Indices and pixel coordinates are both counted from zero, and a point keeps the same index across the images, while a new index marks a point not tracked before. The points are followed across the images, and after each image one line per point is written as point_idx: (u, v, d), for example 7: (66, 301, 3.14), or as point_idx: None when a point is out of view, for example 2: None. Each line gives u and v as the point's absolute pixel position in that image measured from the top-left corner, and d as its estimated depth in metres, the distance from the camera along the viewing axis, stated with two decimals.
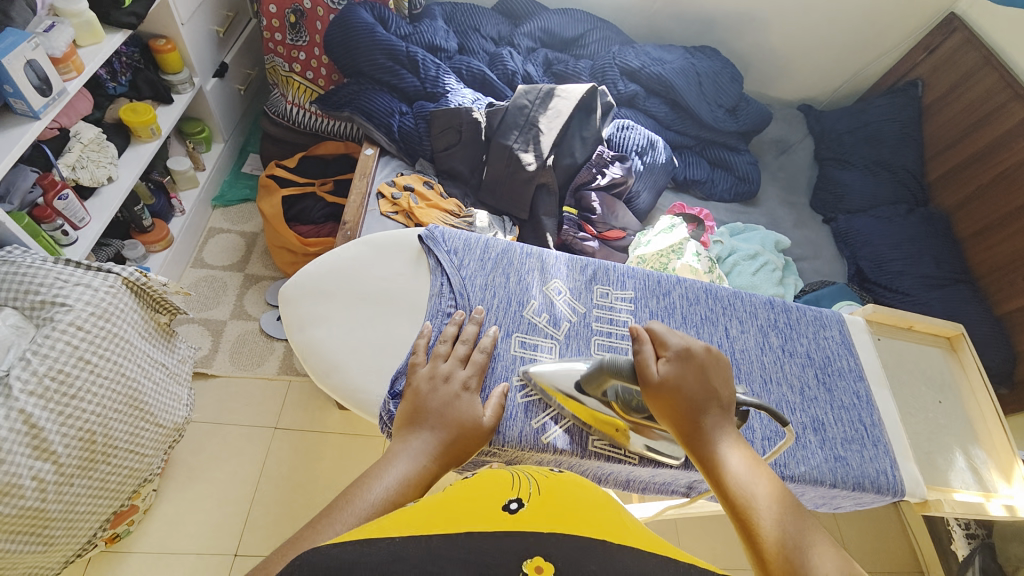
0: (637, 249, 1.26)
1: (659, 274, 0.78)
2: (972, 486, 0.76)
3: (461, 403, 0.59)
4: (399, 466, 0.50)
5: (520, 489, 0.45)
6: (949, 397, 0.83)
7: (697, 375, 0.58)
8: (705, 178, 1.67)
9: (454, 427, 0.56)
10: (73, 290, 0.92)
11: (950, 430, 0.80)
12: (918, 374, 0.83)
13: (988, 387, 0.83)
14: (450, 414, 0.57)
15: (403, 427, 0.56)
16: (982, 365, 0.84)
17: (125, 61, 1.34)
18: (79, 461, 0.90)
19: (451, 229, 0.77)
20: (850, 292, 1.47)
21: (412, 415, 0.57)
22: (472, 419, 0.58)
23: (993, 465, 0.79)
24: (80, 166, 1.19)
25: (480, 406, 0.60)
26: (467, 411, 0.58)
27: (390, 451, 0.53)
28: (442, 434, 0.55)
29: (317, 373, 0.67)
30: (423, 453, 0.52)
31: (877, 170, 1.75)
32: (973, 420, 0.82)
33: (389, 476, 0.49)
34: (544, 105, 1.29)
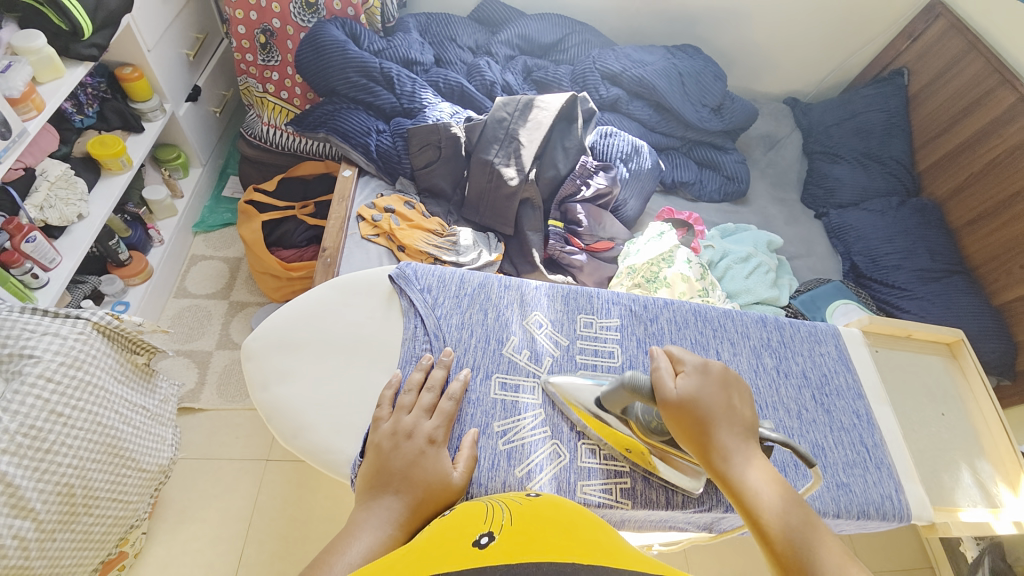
0: (627, 259, 1.23)
1: (645, 298, 0.75)
2: (980, 503, 0.74)
3: (425, 461, 0.56)
4: (362, 538, 0.47)
5: (494, 529, 0.43)
6: (951, 409, 0.81)
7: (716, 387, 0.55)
8: (694, 180, 1.64)
9: (418, 490, 0.53)
10: (40, 340, 0.89)
11: (953, 443, 0.78)
12: (918, 386, 0.81)
13: (992, 395, 0.81)
14: (415, 476, 0.54)
15: (365, 492, 0.54)
16: (983, 372, 0.81)
17: (91, 92, 1.31)
18: (59, 516, 0.87)
19: (425, 265, 0.74)
20: (846, 291, 1.44)
21: (375, 478, 0.54)
22: (440, 478, 0.55)
23: (998, 475, 0.77)
24: (48, 206, 1.16)
25: (448, 462, 0.57)
26: (433, 470, 0.55)
27: (351, 523, 0.50)
28: (407, 498, 0.52)
29: (284, 434, 0.64)
30: (388, 522, 0.50)
31: (867, 162, 1.72)
32: (976, 431, 0.80)
33: (352, 552, 0.45)
34: (523, 117, 1.25)
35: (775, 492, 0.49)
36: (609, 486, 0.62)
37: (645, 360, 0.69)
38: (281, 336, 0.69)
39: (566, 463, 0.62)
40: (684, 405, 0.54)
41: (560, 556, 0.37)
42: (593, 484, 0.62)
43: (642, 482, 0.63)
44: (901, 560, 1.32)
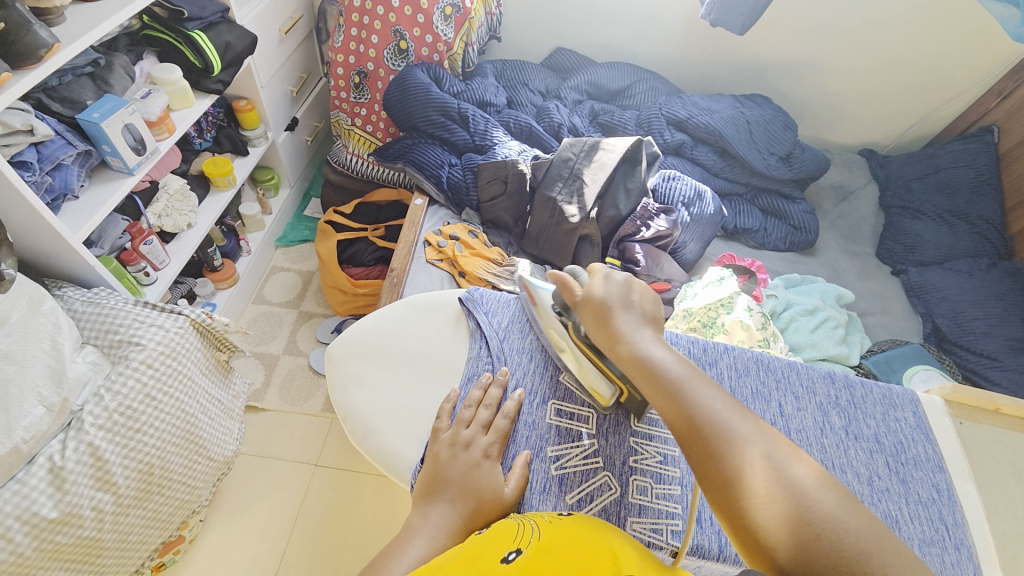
0: (684, 301, 1.23)
1: (704, 341, 0.75)
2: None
3: (480, 473, 0.58)
4: (416, 544, 0.50)
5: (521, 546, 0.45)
6: None
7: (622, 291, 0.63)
8: (758, 227, 1.62)
9: (470, 501, 0.55)
10: (147, 330, 1.01)
11: None
12: (1005, 464, 0.73)
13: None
14: (469, 485, 0.56)
15: (422, 497, 0.57)
16: None
17: (211, 120, 1.49)
18: (136, 492, 0.96)
19: (492, 291, 0.78)
20: (926, 355, 1.34)
21: (431, 484, 0.57)
22: (492, 491, 0.57)
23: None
24: (165, 215, 1.33)
25: (501, 478, 0.59)
26: (486, 482, 0.57)
27: (407, 525, 0.53)
28: (460, 507, 0.55)
29: (354, 435, 0.68)
30: (440, 530, 0.52)
31: (952, 220, 1.62)
32: None
33: (406, 555, 0.49)
34: (588, 158, 1.30)
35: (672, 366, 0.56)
36: (659, 526, 0.59)
37: None
38: (359, 345, 0.75)
39: (617, 496, 0.61)
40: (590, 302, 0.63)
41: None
42: (644, 522, 0.60)
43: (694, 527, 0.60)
44: None
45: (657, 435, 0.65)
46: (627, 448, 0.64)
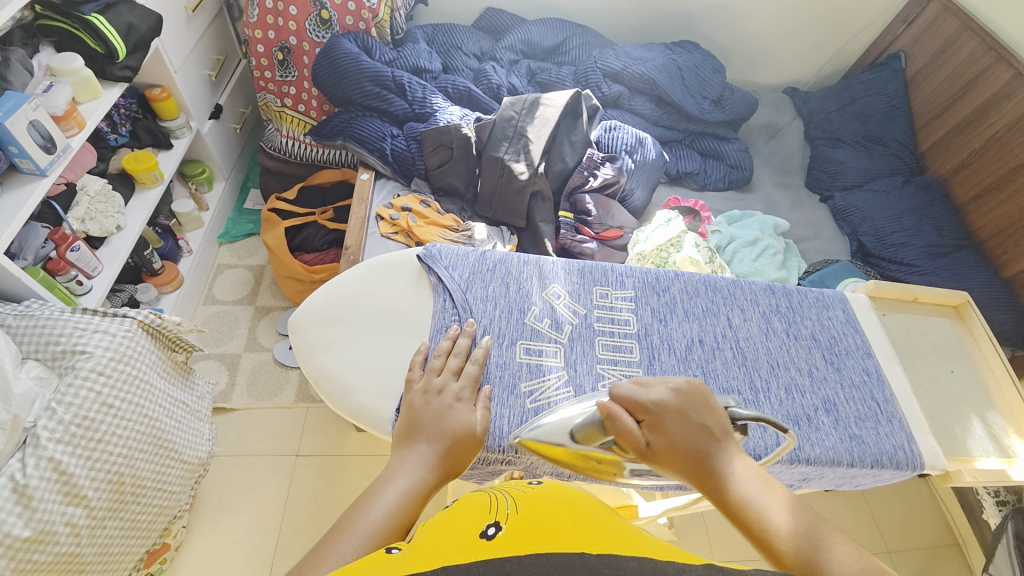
0: (637, 246, 1.29)
1: (655, 270, 0.75)
2: (993, 453, 0.73)
3: (454, 413, 0.58)
4: (397, 480, 0.51)
5: (500, 518, 0.45)
6: (962, 366, 0.80)
7: (683, 416, 0.55)
8: (698, 170, 1.70)
9: (446, 439, 0.55)
10: (92, 337, 0.95)
11: (963, 398, 0.77)
12: (926, 345, 0.80)
13: (1002, 353, 0.79)
14: (443, 425, 0.56)
15: (399, 442, 0.56)
16: (990, 330, 0.80)
17: (124, 113, 1.38)
18: (110, 503, 0.92)
19: (450, 245, 0.76)
20: (856, 270, 1.46)
21: (407, 430, 0.56)
22: (465, 428, 0.57)
23: (1014, 429, 0.75)
24: (89, 218, 1.22)
25: (471, 412, 0.59)
26: (459, 420, 0.57)
27: (387, 467, 0.53)
28: (436, 445, 0.55)
29: (330, 397, 0.67)
30: (420, 465, 0.53)
31: (869, 144, 1.76)
32: (987, 387, 0.79)
33: (388, 492, 0.50)
34: (530, 115, 1.31)
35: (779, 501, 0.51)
36: None
37: (659, 327, 0.69)
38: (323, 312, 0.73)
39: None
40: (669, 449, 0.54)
41: (563, 545, 0.39)
42: None
43: None
44: (927, 538, 1.43)
45: (622, 360, 0.66)
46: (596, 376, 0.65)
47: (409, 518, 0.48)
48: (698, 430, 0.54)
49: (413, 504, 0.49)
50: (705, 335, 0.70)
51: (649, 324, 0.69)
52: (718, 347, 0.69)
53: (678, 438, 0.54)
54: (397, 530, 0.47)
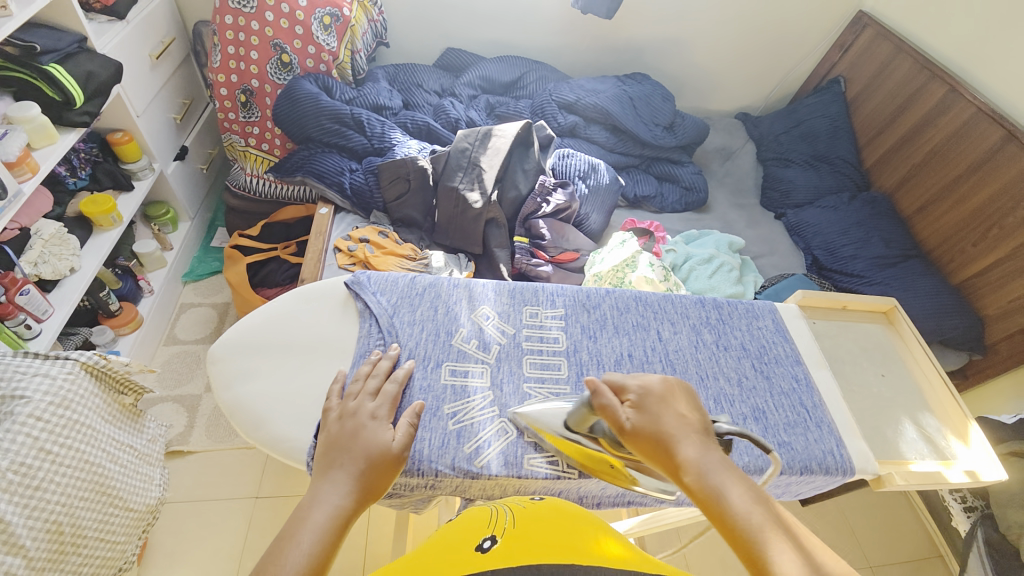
0: (593, 267, 1.32)
1: (587, 288, 0.77)
2: (929, 456, 0.73)
3: (368, 434, 0.55)
4: (321, 508, 0.47)
5: (496, 531, 0.50)
6: (893, 369, 0.81)
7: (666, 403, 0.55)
8: (655, 193, 1.77)
9: (363, 460, 0.52)
10: (31, 381, 0.92)
11: (897, 401, 0.78)
12: (856, 350, 0.82)
13: (931, 355, 0.81)
14: (359, 448, 0.53)
15: (319, 470, 0.52)
16: (919, 333, 0.82)
17: (83, 157, 1.39)
18: (48, 554, 0.88)
19: (379, 271, 0.73)
20: (810, 283, 1.50)
21: (328, 454, 0.53)
22: (382, 449, 0.54)
23: (948, 430, 0.76)
24: (42, 261, 1.20)
25: (388, 433, 0.56)
26: (373, 441, 0.54)
27: (304, 500, 0.48)
28: (353, 470, 0.51)
29: (244, 428, 0.62)
30: (340, 491, 0.49)
31: (817, 163, 1.84)
32: (922, 388, 0.80)
33: (315, 523, 0.46)
34: (483, 146, 1.35)
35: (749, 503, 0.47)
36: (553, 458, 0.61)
37: (587, 343, 0.70)
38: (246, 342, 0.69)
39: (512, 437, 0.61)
40: (643, 431, 0.54)
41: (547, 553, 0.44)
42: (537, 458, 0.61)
43: None
44: (910, 550, 1.42)
45: (549, 377, 0.66)
46: (521, 394, 0.64)
47: (331, 555, 0.44)
48: (679, 421, 0.54)
49: (343, 528, 0.46)
50: (635, 350, 0.71)
51: (578, 340, 0.70)
52: (647, 361, 0.70)
53: (661, 419, 0.54)
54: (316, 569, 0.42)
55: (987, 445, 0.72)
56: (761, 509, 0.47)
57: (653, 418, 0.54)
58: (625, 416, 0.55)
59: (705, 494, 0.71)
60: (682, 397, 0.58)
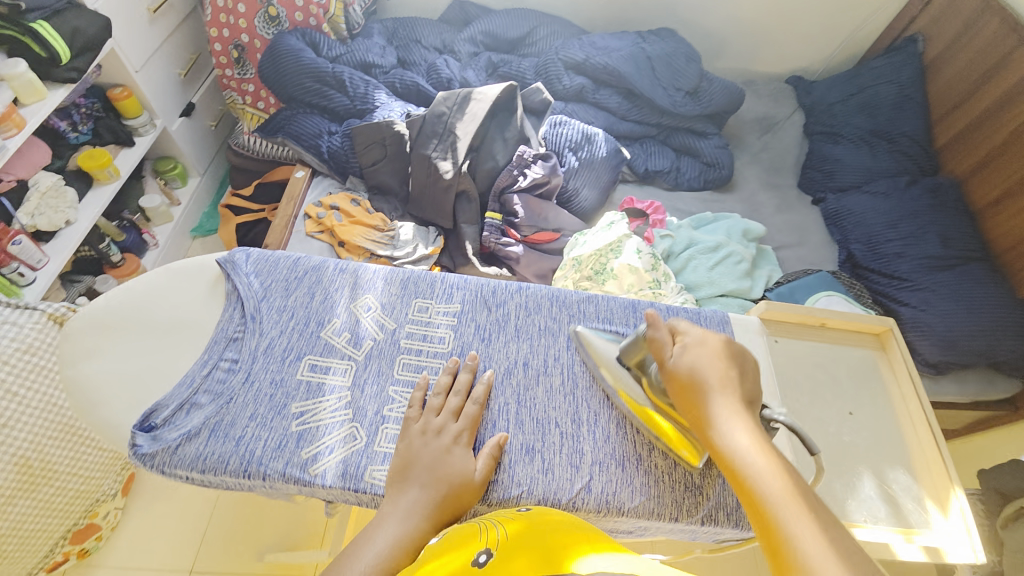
0: (573, 250, 1.19)
1: (497, 282, 0.68)
2: (886, 520, 0.67)
3: (452, 458, 0.53)
4: (385, 528, 0.47)
5: (490, 544, 0.44)
6: (864, 409, 0.75)
7: (718, 354, 0.54)
8: (669, 168, 1.57)
9: (441, 485, 0.50)
10: None
11: (860, 448, 0.72)
12: (824, 381, 0.75)
13: (922, 397, 0.73)
14: (441, 470, 0.51)
15: (393, 482, 0.52)
16: (910, 368, 0.75)
17: (85, 112, 1.43)
18: (18, 484, 0.94)
19: (262, 249, 0.66)
20: (833, 283, 1.27)
21: (403, 467, 0.52)
22: (462, 475, 0.52)
23: (924, 491, 0.70)
24: (38, 213, 1.27)
25: (471, 460, 0.53)
26: (457, 466, 0.52)
27: (380, 512, 0.49)
28: (432, 492, 0.50)
29: (78, 411, 0.55)
30: (414, 512, 0.49)
31: (873, 140, 1.55)
32: (897, 437, 0.73)
33: (379, 537, 0.47)
34: (461, 111, 1.24)
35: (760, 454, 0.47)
36: None
37: (479, 347, 0.62)
38: (98, 314, 0.60)
39: (360, 447, 0.54)
40: (680, 370, 0.53)
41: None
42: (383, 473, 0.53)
43: None
44: None
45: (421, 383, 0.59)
46: (382, 397, 0.57)
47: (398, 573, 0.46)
48: (717, 369, 0.53)
49: (406, 556, 0.46)
50: (534, 357, 0.63)
51: (469, 341, 0.62)
52: (546, 373, 0.62)
53: (701, 365, 0.53)
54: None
55: (968, 521, 0.66)
56: (788, 486, 0.44)
57: (693, 362, 0.53)
58: (668, 353, 0.55)
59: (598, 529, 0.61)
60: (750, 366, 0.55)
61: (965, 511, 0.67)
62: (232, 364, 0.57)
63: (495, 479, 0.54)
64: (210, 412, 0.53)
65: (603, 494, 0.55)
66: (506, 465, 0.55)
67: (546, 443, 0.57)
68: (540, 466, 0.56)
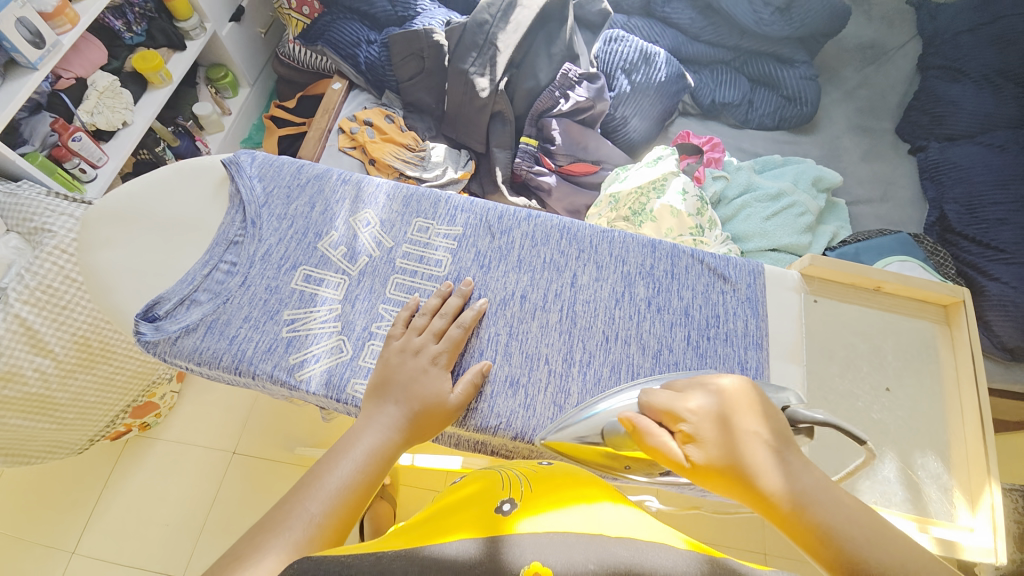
0: (611, 186, 1.09)
1: (503, 208, 0.64)
2: (902, 507, 0.62)
3: (427, 379, 0.52)
4: (364, 440, 0.49)
5: (514, 494, 0.47)
6: (906, 387, 0.66)
7: (726, 422, 0.46)
8: (740, 100, 1.37)
9: (415, 403, 0.51)
10: (58, 219, 1.05)
11: (890, 429, 0.65)
12: (863, 351, 0.67)
13: (981, 381, 0.64)
14: (415, 390, 0.52)
15: (368, 399, 0.52)
16: (975, 346, 0.64)
17: (138, 12, 1.44)
18: (78, 359, 1.07)
19: (268, 154, 0.65)
20: (911, 247, 1.09)
21: (379, 386, 0.52)
22: (436, 397, 0.52)
23: (954, 483, 0.63)
24: (97, 112, 1.34)
25: (448, 383, 0.53)
26: (432, 388, 0.52)
27: (353, 427, 0.50)
28: (405, 409, 0.51)
29: (94, 296, 0.59)
30: (388, 427, 0.50)
31: (1003, 80, 1.27)
32: (937, 421, 0.65)
33: (355, 450, 0.48)
34: (505, 20, 1.12)
35: (838, 509, 0.43)
36: None
37: (476, 274, 0.60)
38: (111, 207, 0.62)
39: (345, 359, 0.55)
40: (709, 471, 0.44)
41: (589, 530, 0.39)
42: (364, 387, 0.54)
43: None
44: None
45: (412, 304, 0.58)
46: (372, 314, 0.57)
47: (371, 485, 0.47)
48: (746, 440, 0.45)
49: (381, 467, 0.48)
50: (533, 291, 0.60)
51: (466, 268, 0.60)
52: (543, 309, 0.59)
53: (724, 445, 0.45)
54: (365, 493, 0.46)
55: (998, 519, 0.60)
56: (870, 528, 0.42)
57: (718, 453, 0.45)
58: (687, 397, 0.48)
59: None
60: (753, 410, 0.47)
61: (997, 511, 0.60)
62: (232, 267, 0.58)
63: (474, 407, 0.54)
64: (207, 310, 0.55)
65: None
66: (488, 394, 0.55)
67: (531, 378, 0.56)
68: (522, 400, 0.55)
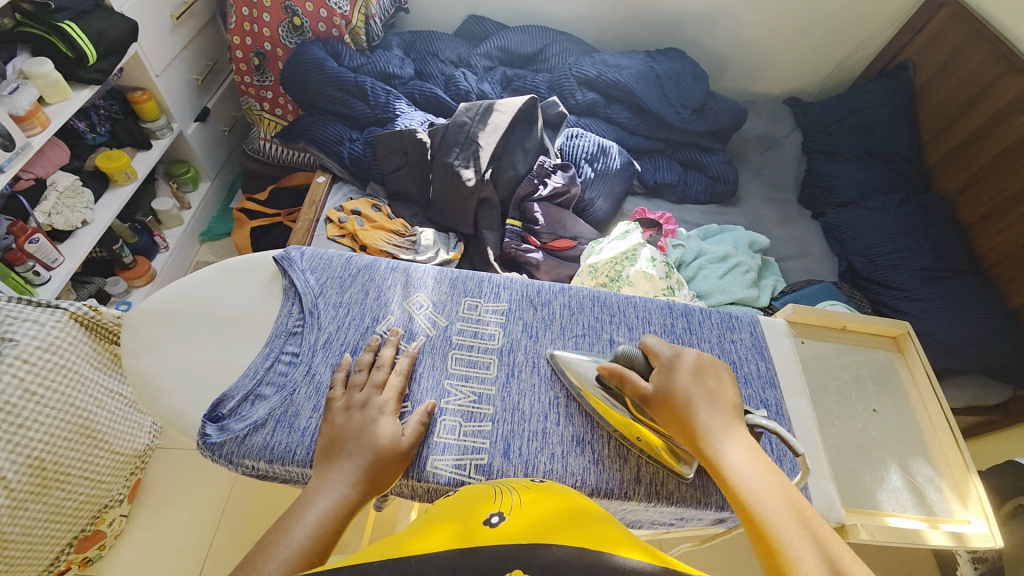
0: (590, 257, 1.21)
1: (540, 283, 0.75)
2: (915, 512, 0.71)
3: (375, 428, 0.57)
4: (319, 502, 0.51)
5: (502, 507, 0.44)
6: (887, 406, 0.80)
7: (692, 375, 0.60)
8: (677, 181, 1.62)
9: (368, 453, 0.54)
10: (21, 325, 0.94)
11: (885, 443, 0.76)
12: (849, 380, 0.81)
13: (939, 395, 0.79)
14: (365, 439, 0.56)
15: (320, 462, 0.55)
16: (928, 366, 0.80)
17: (103, 114, 1.43)
18: (30, 487, 0.92)
19: (315, 249, 0.74)
20: (836, 292, 1.32)
21: (328, 447, 0.55)
22: (390, 441, 0.56)
23: (945, 483, 0.74)
24: (55, 213, 1.27)
25: (397, 427, 0.58)
26: (381, 434, 0.56)
27: (306, 490, 0.52)
28: (358, 461, 0.54)
29: (144, 400, 0.63)
30: (342, 483, 0.52)
31: (868, 159, 1.62)
32: (917, 434, 0.78)
33: (308, 515, 0.49)
34: (483, 121, 1.28)
35: (754, 469, 0.52)
36: (463, 462, 0.60)
37: (524, 343, 0.69)
38: (158, 314, 0.68)
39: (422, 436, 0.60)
40: (665, 399, 0.58)
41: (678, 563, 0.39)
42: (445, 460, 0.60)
43: (501, 460, 0.60)
44: None
45: (473, 376, 0.66)
46: (439, 389, 0.64)
47: (331, 542, 0.49)
48: (700, 387, 0.58)
49: (335, 524, 0.50)
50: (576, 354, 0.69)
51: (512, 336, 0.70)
52: None
53: (683, 388, 0.58)
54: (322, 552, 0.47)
55: (987, 508, 0.71)
56: (787, 499, 0.49)
57: (673, 385, 0.59)
58: (647, 386, 0.59)
59: (644, 517, 0.67)
60: (723, 381, 0.60)
61: (985, 503, 0.71)
62: (293, 358, 0.64)
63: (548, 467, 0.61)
64: (274, 403, 0.60)
65: (652, 486, 0.61)
66: (556, 453, 0.61)
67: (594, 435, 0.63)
68: (590, 456, 0.62)
